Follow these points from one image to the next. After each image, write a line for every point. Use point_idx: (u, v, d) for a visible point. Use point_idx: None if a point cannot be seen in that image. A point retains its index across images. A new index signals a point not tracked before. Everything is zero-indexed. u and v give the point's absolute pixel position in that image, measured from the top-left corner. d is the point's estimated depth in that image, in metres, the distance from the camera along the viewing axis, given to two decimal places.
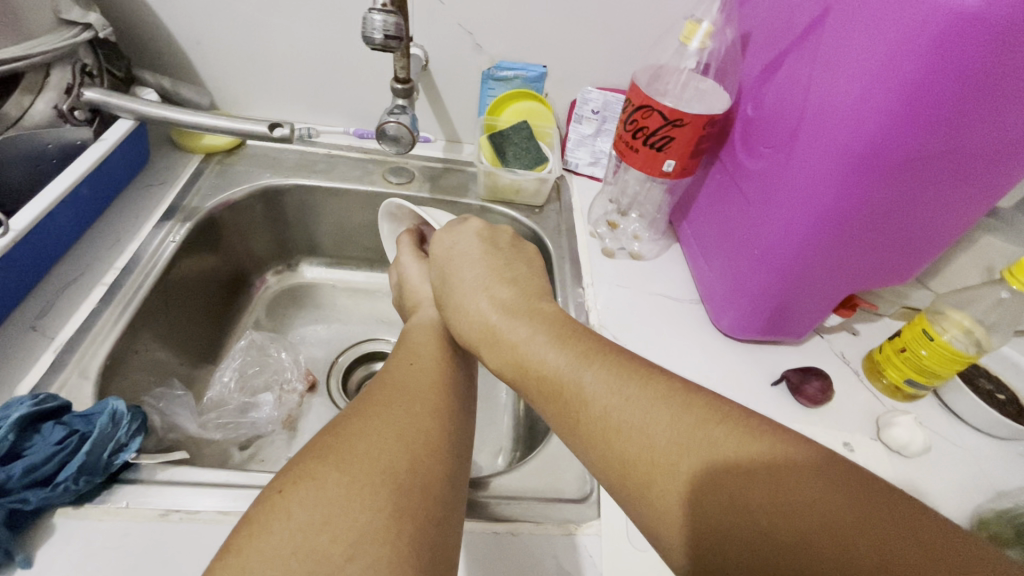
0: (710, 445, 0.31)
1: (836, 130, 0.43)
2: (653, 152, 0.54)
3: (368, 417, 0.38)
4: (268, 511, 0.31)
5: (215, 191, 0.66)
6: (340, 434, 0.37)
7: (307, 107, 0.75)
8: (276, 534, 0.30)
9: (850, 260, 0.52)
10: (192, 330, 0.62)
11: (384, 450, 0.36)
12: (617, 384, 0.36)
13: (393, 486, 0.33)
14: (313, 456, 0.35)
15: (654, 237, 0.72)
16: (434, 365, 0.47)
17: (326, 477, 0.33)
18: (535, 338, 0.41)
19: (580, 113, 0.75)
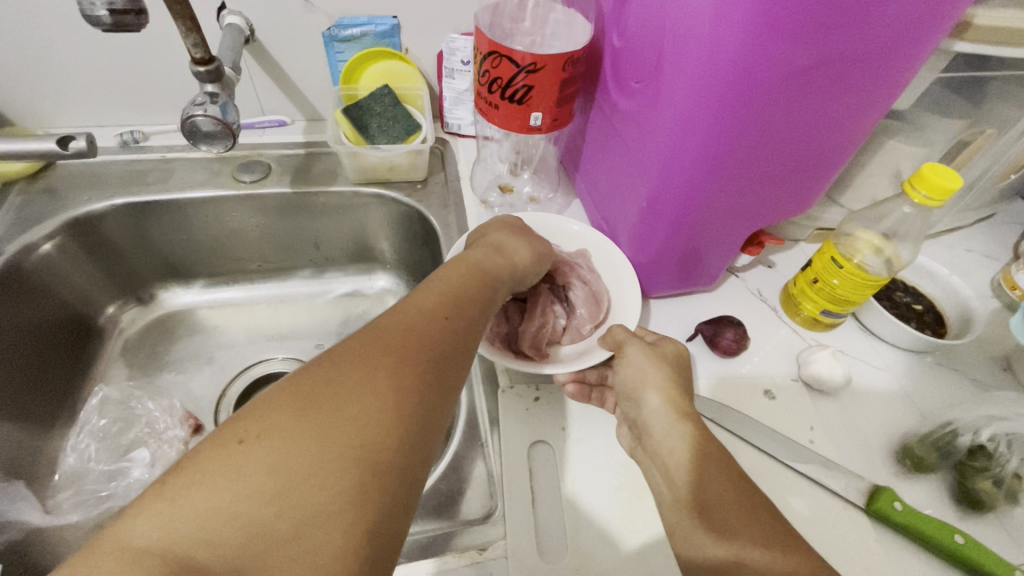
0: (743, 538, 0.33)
1: (696, 54, 0.37)
2: (514, 106, 0.46)
3: (356, 363, 0.31)
4: (224, 456, 0.27)
5: (20, 230, 0.55)
6: (324, 380, 0.31)
7: (124, 105, 0.63)
8: (222, 487, 0.26)
9: (743, 195, 0.47)
10: (27, 397, 0.53)
11: (361, 412, 0.29)
12: (694, 434, 0.40)
13: (356, 469, 0.28)
14: (290, 409, 0.29)
15: (552, 196, 0.65)
16: (463, 298, 0.39)
17: (296, 437, 0.28)
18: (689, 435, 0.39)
19: (450, 67, 0.66)
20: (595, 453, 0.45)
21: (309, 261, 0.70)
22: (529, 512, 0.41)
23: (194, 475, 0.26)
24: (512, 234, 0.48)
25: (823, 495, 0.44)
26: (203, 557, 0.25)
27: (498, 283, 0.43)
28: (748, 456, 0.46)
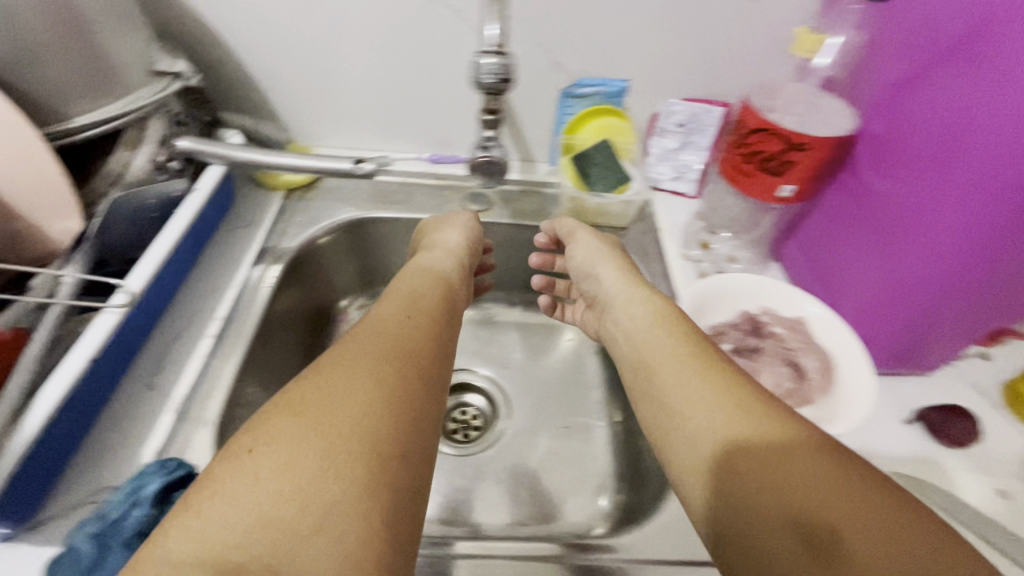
0: (708, 434, 0.38)
1: (1000, 159, 0.39)
2: (769, 178, 0.50)
3: (338, 375, 0.37)
4: (230, 471, 0.32)
5: (301, 229, 0.66)
6: (316, 425, 0.34)
7: (381, 134, 0.74)
8: (247, 497, 0.30)
9: (1000, 288, 0.47)
10: (287, 370, 0.63)
11: (308, 453, 0.32)
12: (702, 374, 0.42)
13: (341, 488, 0.31)
14: (289, 416, 0.35)
15: (749, 258, 0.68)
16: (432, 341, 0.45)
17: (235, 497, 0.30)
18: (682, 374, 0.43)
19: (662, 127, 0.72)
20: None
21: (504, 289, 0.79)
22: None
23: (179, 534, 0.29)
24: (445, 230, 0.63)
25: None
26: (237, 558, 0.28)
27: (456, 300, 0.54)
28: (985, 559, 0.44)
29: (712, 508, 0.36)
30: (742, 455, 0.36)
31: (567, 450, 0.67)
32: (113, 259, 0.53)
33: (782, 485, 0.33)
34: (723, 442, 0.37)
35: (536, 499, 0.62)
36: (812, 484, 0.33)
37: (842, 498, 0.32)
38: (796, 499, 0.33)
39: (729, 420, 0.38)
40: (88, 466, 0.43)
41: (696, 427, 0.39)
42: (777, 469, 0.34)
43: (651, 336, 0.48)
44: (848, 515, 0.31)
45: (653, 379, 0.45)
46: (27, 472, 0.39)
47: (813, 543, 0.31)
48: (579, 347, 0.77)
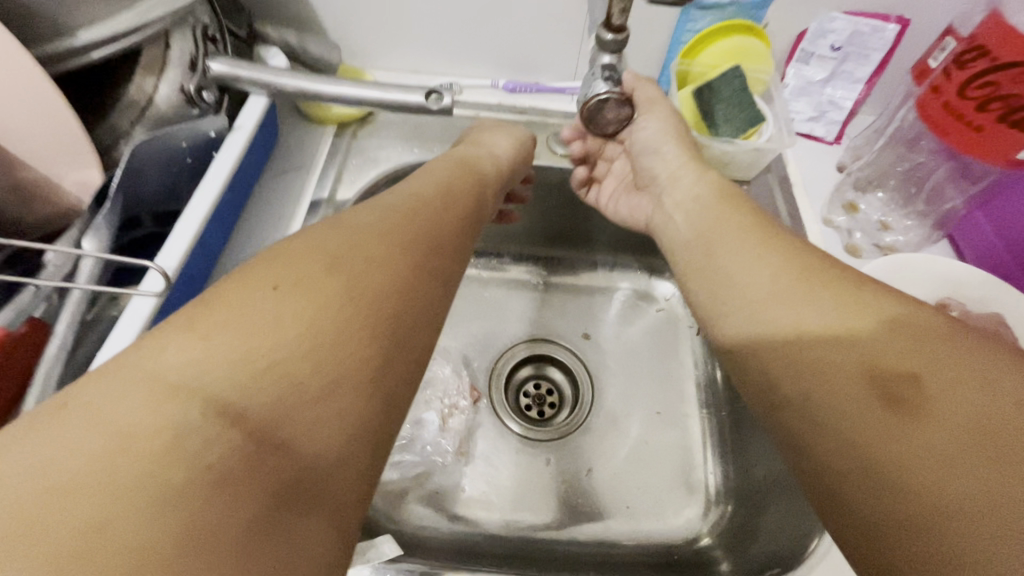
0: (811, 318, 0.32)
1: None
2: (1011, 133, 0.36)
3: (374, 239, 0.32)
4: (249, 297, 0.27)
5: (358, 174, 0.55)
6: (304, 281, 0.28)
7: (450, 53, 0.60)
8: (256, 326, 0.26)
9: None
10: None
11: (317, 319, 0.27)
12: (772, 262, 0.36)
13: (308, 360, 0.26)
14: (317, 264, 0.29)
15: (911, 225, 0.53)
16: (455, 231, 0.38)
17: (218, 341, 0.25)
18: (751, 255, 0.37)
19: (809, 50, 0.55)
20: None
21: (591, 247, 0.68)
22: None
23: (143, 361, 0.23)
24: (496, 132, 0.52)
25: None
26: (237, 403, 0.24)
27: (487, 186, 0.46)
28: None
29: (807, 391, 0.30)
30: (856, 338, 0.30)
31: (661, 440, 0.58)
32: (145, 216, 0.43)
33: (914, 366, 0.27)
34: (830, 333, 0.31)
35: (626, 495, 0.55)
36: (958, 372, 0.27)
37: (988, 382, 0.26)
38: (942, 383, 0.26)
39: (839, 307, 0.31)
40: None
41: (794, 315, 0.32)
42: (894, 359, 0.28)
43: (712, 230, 0.41)
44: (994, 394, 0.25)
45: (716, 270, 0.39)
46: None
47: (960, 424, 0.25)
48: (670, 319, 0.66)
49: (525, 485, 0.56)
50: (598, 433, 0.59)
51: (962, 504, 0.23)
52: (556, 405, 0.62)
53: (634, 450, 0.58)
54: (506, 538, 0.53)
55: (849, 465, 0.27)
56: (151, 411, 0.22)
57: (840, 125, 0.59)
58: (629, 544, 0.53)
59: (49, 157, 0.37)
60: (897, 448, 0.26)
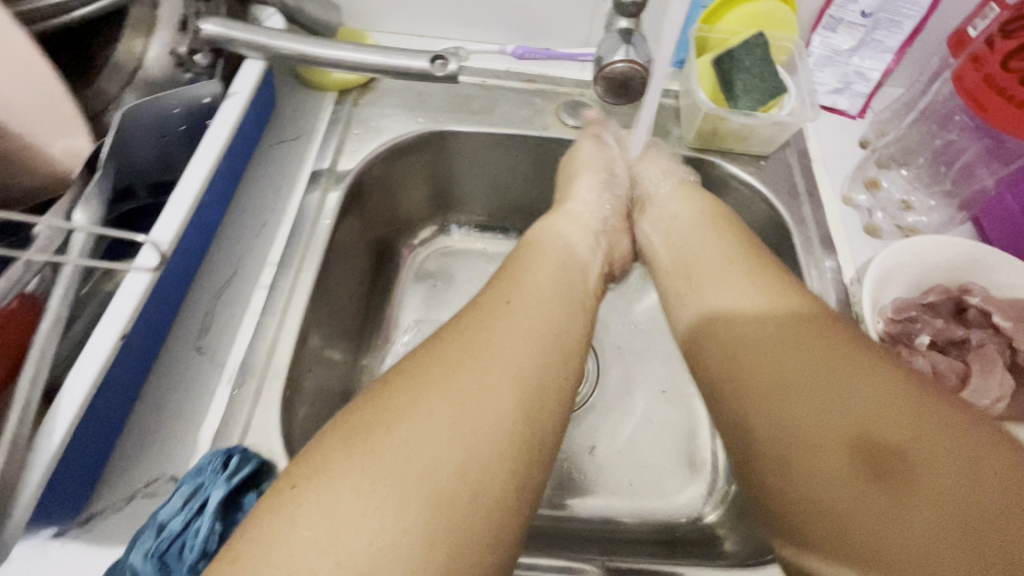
0: (730, 318, 0.36)
1: None
2: None
3: (481, 316, 0.32)
4: (384, 418, 0.25)
5: (360, 144, 0.53)
6: (440, 365, 0.28)
7: (456, 15, 0.57)
8: (403, 445, 0.24)
9: None
10: (349, 317, 0.53)
11: (458, 401, 0.26)
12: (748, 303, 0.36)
13: (468, 442, 0.25)
14: (435, 365, 0.28)
15: (935, 205, 0.51)
16: (568, 295, 0.37)
17: (376, 440, 0.25)
18: (731, 294, 0.37)
19: (838, 16, 0.52)
20: None
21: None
22: None
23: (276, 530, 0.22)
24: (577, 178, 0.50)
25: None
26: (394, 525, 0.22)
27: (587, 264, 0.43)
28: None
29: (761, 419, 0.31)
30: (786, 359, 0.31)
31: (668, 420, 0.58)
32: (139, 185, 0.42)
33: (789, 356, 0.31)
34: (766, 347, 0.33)
35: (630, 473, 0.55)
36: (820, 359, 0.31)
37: (840, 366, 0.30)
38: (805, 368, 0.31)
39: (759, 313, 0.34)
40: (134, 446, 0.37)
41: (728, 320, 0.36)
42: (809, 376, 0.30)
43: (700, 273, 0.41)
44: (836, 377, 0.29)
45: (698, 320, 0.39)
46: (69, 469, 0.32)
47: (809, 398, 0.29)
48: None
49: None
50: (603, 412, 0.58)
51: (796, 461, 0.28)
52: None
53: (639, 430, 0.57)
54: None
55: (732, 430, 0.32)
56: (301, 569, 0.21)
57: (865, 97, 0.56)
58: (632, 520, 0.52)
59: (40, 126, 0.35)
60: (758, 416, 0.31)
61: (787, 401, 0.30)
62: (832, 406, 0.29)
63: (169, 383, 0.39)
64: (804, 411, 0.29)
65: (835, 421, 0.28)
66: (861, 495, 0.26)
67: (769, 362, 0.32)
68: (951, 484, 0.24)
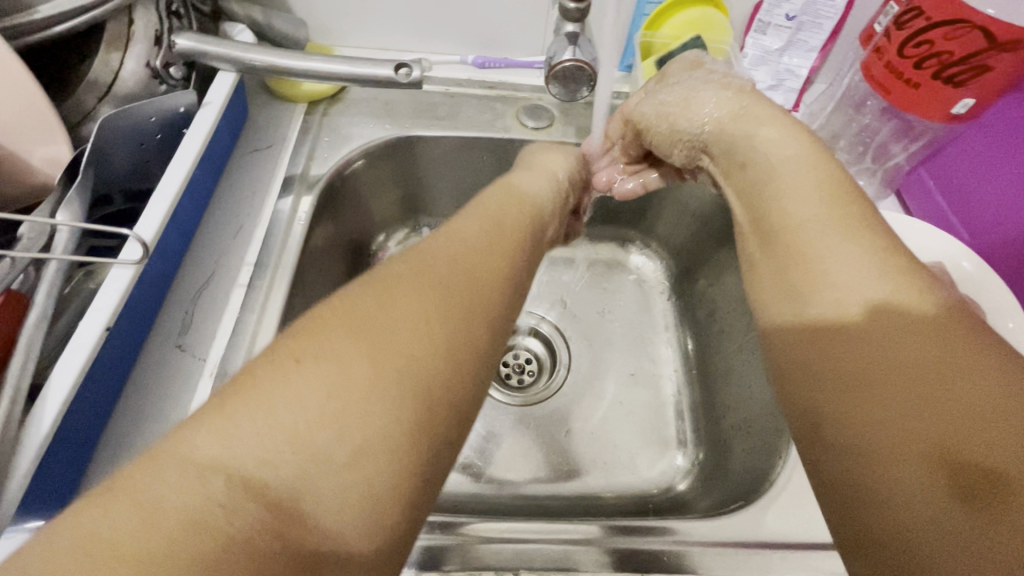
0: (817, 266, 0.30)
1: None
2: (943, 89, 0.39)
3: (458, 233, 0.33)
4: (386, 316, 0.25)
5: (331, 150, 0.56)
6: (420, 273, 0.28)
7: (418, 30, 0.61)
8: (399, 337, 0.25)
9: None
10: None
11: (441, 307, 0.27)
12: (846, 239, 0.30)
13: (449, 347, 0.26)
14: (429, 282, 0.28)
15: (863, 186, 0.56)
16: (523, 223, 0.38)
17: (369, 327, 0.25)
18: (800, 206, 0.33)
19: (766, 20, 0.58)
20: None
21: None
22: None
23: (242, 402, 0.22)
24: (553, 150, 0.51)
25: None
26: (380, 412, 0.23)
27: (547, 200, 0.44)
28: None
29: (843, 409, 0.26)
30: (880, 327, 0.27)
31: (638, 400, 0.61)
32: (116, 192, 0.43)
33: (890, 335, 0.26)
34: (861, 314, 0.28)
35: (603, 452, 0.57)
36: (930, 350, 0.25)
37: (953, 362, 0.24)
38: (903, 352, 0.25)
39: (825, 234, 0.31)
40: (116, 443, 0.38)
41: (794, 250, 0.32)
42: (914, 360, 0.25)
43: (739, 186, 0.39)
44: (945, 376, 0.24)
45: (772, 222, 0.34)
46: (55, 461, 0.33)
47: (902, 396, 0.24)
48: (642, 286, 0.68)
49: (508, 449, 0.57)
50: (575, 397, 0.61)
51: (864, 459, 0.24)
52: (535, 372, 0.64)
53: (610, 411, 0.60)
54: (488, 496, 0.54)
55: (796, 401, 0.29)
56: (241, 450, 0.20)
57: (797, 92, 0.61)
58: (607, 496, 0.55)
59: (15, 132, 0.37)
60: (832, 394, 0.27)
61: (886, 390, 0.25)
62: (928, 407, 0.24)
63: (152, 379, 0.41)
64: (895, 405, 0.24)
65: (931, 426, 0.23)
66: (924, 479, 0.22)
67: (857, 334, 0.27)
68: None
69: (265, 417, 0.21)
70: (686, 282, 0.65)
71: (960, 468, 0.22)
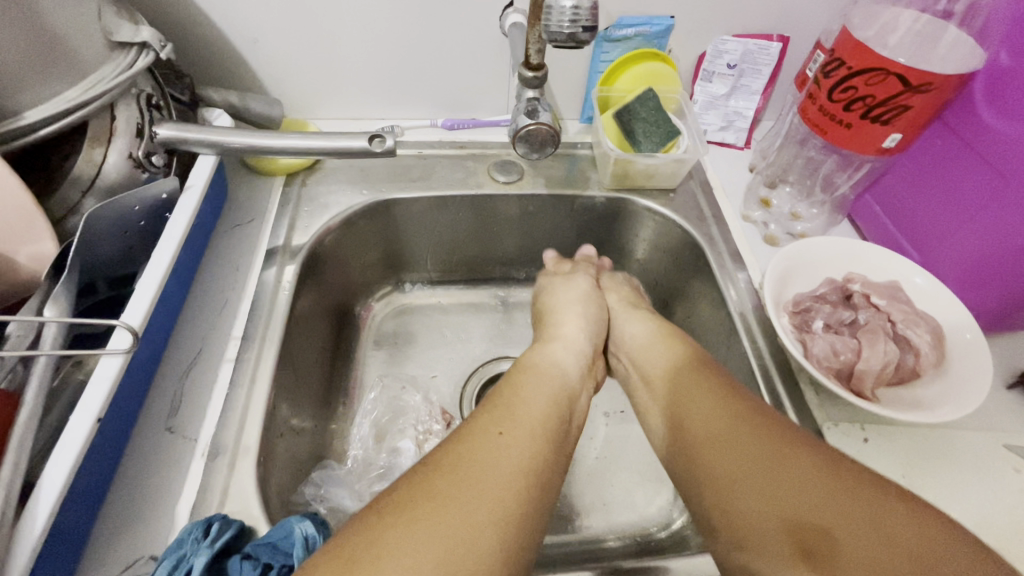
0: (696, 404, 0.41)
1: None
2: (872, 127, 0.43)
3: (494, 414, 0.38)
4: (429, 498, 0.30)
5: (311, 219, 0.57)
6: (453, 462, 0.33)
7: (388, 99, 0.64)
8: (447, 522, 0.29)
9: None
10: (315, 381, 0.55)
11: (473, 510, 0.30)
12: (694, 372, 0.44)
13: (507, 494, 0.32)
14: (454, 463, 0.33)
15: (816, 213, 0.60)
16: (549, 395, 0.42)
17: (411, 515, 0.29)
18: (670, 355, 0.48)
19: (710, 69, 0.63)
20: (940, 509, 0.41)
21: (509, 264, 0.70)
22: None
23: None
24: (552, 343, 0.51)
25: None
26: None
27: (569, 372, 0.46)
28: None
29: (733, 497, 0.34)
30: (731, 429, 0.37)
31: (631, 436, 0.62)
32: (100, 280, 0.44)
33: (752, 444, 0.35)
34: (715, 421, 0.38)
35: (601, 492, 0.57)
36: (777, 447, 0.34)
37: (779, 442, 0.35)
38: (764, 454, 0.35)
39: (685, 372, 0.44)
40: (110, 534, 0.37)
41: (685, 404, 0.42)
42: (756, 447, 0.35)
43: (640, 344, 0.52)
44: (796, 465, 0.33)
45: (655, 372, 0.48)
46: (49, 562, 0.32)
47: (762, 476, 0.33)
48: None
49: None
50: None
51: (770, 552, 0.31)
52: None
53: (603, 451, 0.60)
54: None
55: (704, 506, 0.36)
56: None
57: (747, 131, 0.66)
58: (612, 539, 0.54)
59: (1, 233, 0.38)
60: (750, 522, 0.32)
61: (747, 474, 0.34)
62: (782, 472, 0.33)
63: (141, 466, 0.40)
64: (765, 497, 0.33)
65: (786, 505, 0.32)
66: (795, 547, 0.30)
67: (723, 445, 0.37)
68: (880, 565, 0.28)
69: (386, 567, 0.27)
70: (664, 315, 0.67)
71: (823, 531, 0.30)
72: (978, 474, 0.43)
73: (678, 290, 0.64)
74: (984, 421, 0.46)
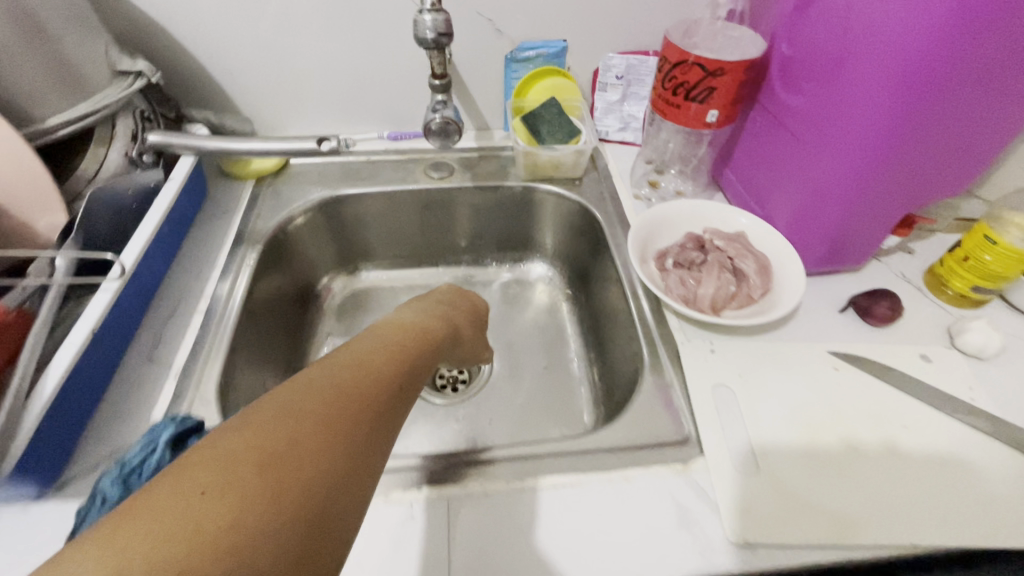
0: None
1: (883, 60, 0.44)
2: (695, 105, 0.55)
3: (351, 357, 0.38)
4: (270, 426, 0.29)
5: (276, 210, 0.70)
6: (318, 391, 0.33)
7: (342, 117, 0.78)
8: (295, 446, 0.29)
9: (900, 175, 0.51)
10: (278, 346, 0.66)
11: (317, 439, 0.30)
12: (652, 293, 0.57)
13: (353, 427, 0.32)
14: (310, 397, 0.32)
15: (694, 190, 0.73)
16: (407, 352, 0.42)
17: (260, 452, 0.28)
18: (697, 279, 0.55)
19: (603, 81, 0.77)
20: (769, 398, 0.51)
21: (451, 250, 0.82)
22: (719, 444, 0.48)
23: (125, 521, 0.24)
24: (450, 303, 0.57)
25: (991, 443, 0.48)
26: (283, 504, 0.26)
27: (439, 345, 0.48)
28: (913, 407, 0.51)
29: None
30: None
31: (554, 384, 0.71)
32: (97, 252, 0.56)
33: None
34: None
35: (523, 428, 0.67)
36: None
37: None
38: None
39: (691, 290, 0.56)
40: (98, 433, 0.47)
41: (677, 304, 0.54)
42: None
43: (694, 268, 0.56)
44: None
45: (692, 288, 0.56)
46: (49, 435, 0.42)
47: None
48: (550, 294, 0.81)
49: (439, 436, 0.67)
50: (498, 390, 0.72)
51: None
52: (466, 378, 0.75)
53: (528, 398, 0.70)
54: None
55: None
56: (167, 531, 0.23)
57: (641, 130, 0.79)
58: None
59: (24, 206, 0.50)
60: None
61: None
62: None
63: (126, 387, 0.50)
64: None
65: None
66: None
67: None
68: None
69: (233, 464, 0.27)
70: (581, 286, 0.78)
71: None
72: (802, 373, 0.53)
73: (586, 260, 0.76)
74: (814, 335, 0.57)
